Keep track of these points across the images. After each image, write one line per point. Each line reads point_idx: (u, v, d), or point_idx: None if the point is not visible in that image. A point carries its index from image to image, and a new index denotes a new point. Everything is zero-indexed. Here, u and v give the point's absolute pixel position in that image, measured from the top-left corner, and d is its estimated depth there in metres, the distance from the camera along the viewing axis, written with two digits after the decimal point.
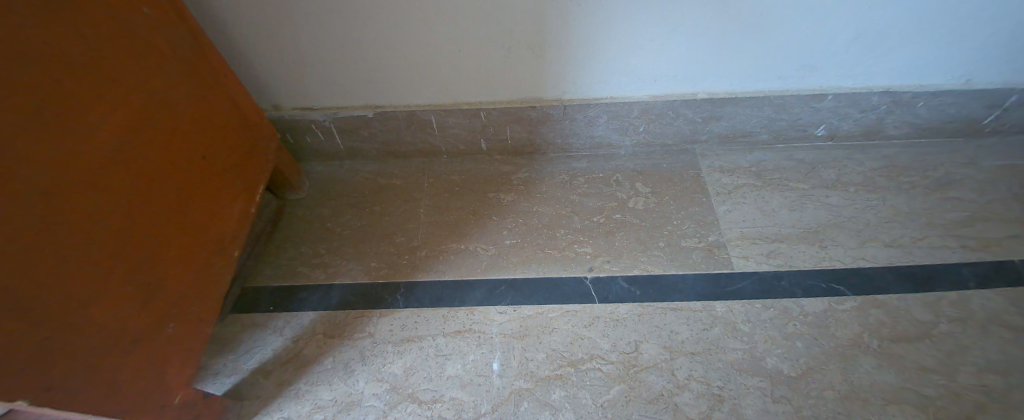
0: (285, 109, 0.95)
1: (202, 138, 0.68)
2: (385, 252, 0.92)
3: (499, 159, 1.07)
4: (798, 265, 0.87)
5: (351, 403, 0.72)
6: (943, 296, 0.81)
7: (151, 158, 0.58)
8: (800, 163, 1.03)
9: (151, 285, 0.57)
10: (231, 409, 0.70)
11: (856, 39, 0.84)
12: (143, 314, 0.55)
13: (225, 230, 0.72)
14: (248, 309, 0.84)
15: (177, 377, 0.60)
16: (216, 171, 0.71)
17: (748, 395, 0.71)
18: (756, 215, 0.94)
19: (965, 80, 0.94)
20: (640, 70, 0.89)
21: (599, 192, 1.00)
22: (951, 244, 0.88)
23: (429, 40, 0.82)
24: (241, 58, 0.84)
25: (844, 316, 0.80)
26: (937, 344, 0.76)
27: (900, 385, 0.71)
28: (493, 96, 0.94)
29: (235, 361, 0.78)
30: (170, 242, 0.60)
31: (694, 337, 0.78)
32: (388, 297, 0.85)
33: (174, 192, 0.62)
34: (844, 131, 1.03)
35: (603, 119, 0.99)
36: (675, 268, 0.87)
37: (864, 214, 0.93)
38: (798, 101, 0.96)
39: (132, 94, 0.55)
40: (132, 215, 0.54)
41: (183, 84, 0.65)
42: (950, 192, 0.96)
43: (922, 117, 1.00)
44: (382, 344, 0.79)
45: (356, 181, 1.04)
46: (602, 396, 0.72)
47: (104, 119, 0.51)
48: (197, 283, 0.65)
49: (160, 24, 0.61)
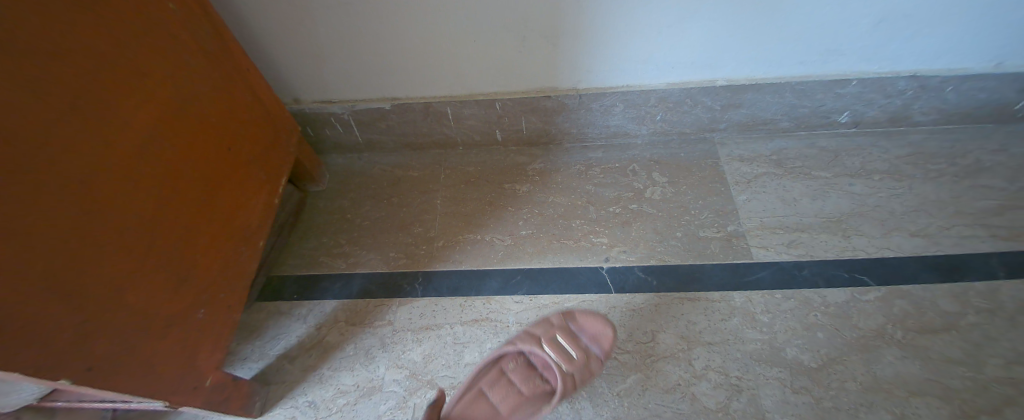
0: (305, 103, 0.96)
1: (227, 130, 0.70)
2: (403, 243, 0.93)
3: (514, 150, 1.08)
4: (820, 255, 0.85)
5: (372, 389, 0.75)
6: (972, 287, 0.79)
7: (178, 150, 0.59)
8: (822, 152, 1.00)
9: (181, 273, 0.59)
10: (259, 392, 0.73)
11: (881, 22, 0.81)
12: (175, 301, 0.58)
13: (249, 220, 0.74)
14: (273, 297, 0.87)
15: (208, 361, 0.63)
16: (241, 163, 0.73)
17: (767, 385, 0.71)
18: (777, 205, 0.93)
19: (996, 63, 0.89)
20: (656, 57, 0.88)
21: (614, 183, 0.99)
22: (980, 233, 0.85)
23: (443, 30, 0.81)
24: (262, 54, 0.86)
25: (868, 307, 0.78)
26: (965, 336, 0.74)
27: (925, 377, 0.70)
28: (508, 86, 0.94)
29: (262, 347, 0.81)
30: (199, 232, 0.63)
31: (712, 327, 0.77)
32: (406, 287, 0.87)
33: (201, 184, 0.63)
34: (869, 117, 1.00)
35: (619, 108, 0.98)
36: (692, 258, 0.87)
37: (889, 203, 0.91)
38: (821, 87, 0.93)
39: (160, 89, 0.57)
40: (162, 206, 0.56)
41: (207, 79, 0.67)
42: (981, 179, 0.92)
43: (952, 102, 0.96)
44: (402, 332, 0.81)
45: (375, 173, 1.06)
46: (618, 385, 0.72)
47: (135, 113, 0.53)
48: (224, 271, 0.68)
49: (185, 20, 0.63)
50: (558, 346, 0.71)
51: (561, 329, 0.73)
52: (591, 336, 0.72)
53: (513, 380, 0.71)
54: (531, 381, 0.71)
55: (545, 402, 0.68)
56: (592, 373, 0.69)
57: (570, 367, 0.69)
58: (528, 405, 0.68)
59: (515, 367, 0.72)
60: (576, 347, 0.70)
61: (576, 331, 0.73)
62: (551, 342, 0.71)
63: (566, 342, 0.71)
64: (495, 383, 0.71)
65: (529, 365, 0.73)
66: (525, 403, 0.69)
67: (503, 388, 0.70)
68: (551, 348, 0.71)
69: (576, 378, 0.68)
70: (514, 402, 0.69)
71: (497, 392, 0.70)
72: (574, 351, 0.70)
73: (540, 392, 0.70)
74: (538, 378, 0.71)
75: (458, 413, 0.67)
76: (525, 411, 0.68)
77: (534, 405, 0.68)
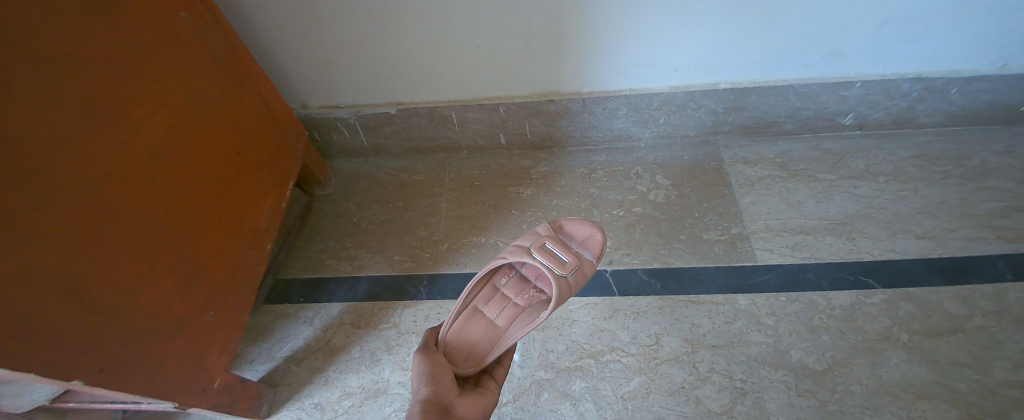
0: (312, 108, 0.98)
1: (236, 135, 0.71)
2: (408, 246, 0.94)
3: (518, 153, 1.08)
4: (825, 258, 0.85)
5: (378, 391, 0.75)
6: (979, 289, 0.78)
7: (188, 154, 0.60)
8: (827, 154, 1.00)
9: (191, 275, 0.60)
10: (267, 394, 0.74)
11: (884, 25, 0.81)
12: (185, 302, 0.59)
13: (257, 223, 0.76)
14: (280, 300, 0.88)
15: (217, 363, 0.64)
16: (250, 167, 0.74)
17: (771, 388, 0.71)
18: (781, 207, 0.93)
19: (1001, 64, 0.89)
20: (659, 61, 0.88)
21: (618, 186, 0.99)
22: (987, 235, 0.85)
23: (447, 36, 0.82)
24: (269, 60, 0.87)
25: (873, 309, 0.78)
26: (971, 338, 0.73)
27: (931, 380, 0.70)
28: (512, 91, 0.94)
29: (269, 349, 0.82)
30: (209, 234, 0.64)
31: (716, 330, 0.77)
32: (411, 289, 0.87)
33: (211, 186, 0.65)
34: (874, 119, 1.00)
35: (622, 111, 0.98)
36: (695, 261, 0.87)
37: (895, 205, 0.90)
38: (824, 89, 0.93)
39: (171, 94, 0.58)
40: (173, 208, 0.57)
41: (217, 84, 0.68)
42: (987, 181, 0.92)
43: (957, 104, 0.96)
44: (407, 335, 0.81)
45: (380, 177, 1.07)
46: (622, 388, 0.72)
47: (147, 118, 0.54)
48: (233, 273, 0.69)
49: (197, 28, 0.64)
50: (547, 253, 0.67)
51: (550, 237, 0.69)
52: (580, 241, 0.71)
53: (508, 294, 0.70)
54: (527, 293, 0.70)
55: (541, 310, 0.68)
56: (586, 274, 0.67)
57: (562, 270, 0.65)
58: (526, 314, 0.68)
59: (509, 281, 0.72)
60: (567, 252, 0.67)
61: (566, 238, 0.71)
62: (540, 250, 0.67)
63: (554, 248, 0.67)
64: (490, 298, 0.70)
65: (522, 279, 0.72)
66: (522, 313, 0.68)
67: (498, 302, 0.69)
68: (540, 254, 0.67)
69: (570, 279, 0.65)
70: (511, 314, 0.69)
71: (494, 306, 0.70)
72: (565, 256, 0.66)
73: (536, 302, 0.69)
74: (534, 288, 0.70)
75: (455, 331, 0.67)
76: (523, 321, 0.68)
77: (531, 313, 0.68)
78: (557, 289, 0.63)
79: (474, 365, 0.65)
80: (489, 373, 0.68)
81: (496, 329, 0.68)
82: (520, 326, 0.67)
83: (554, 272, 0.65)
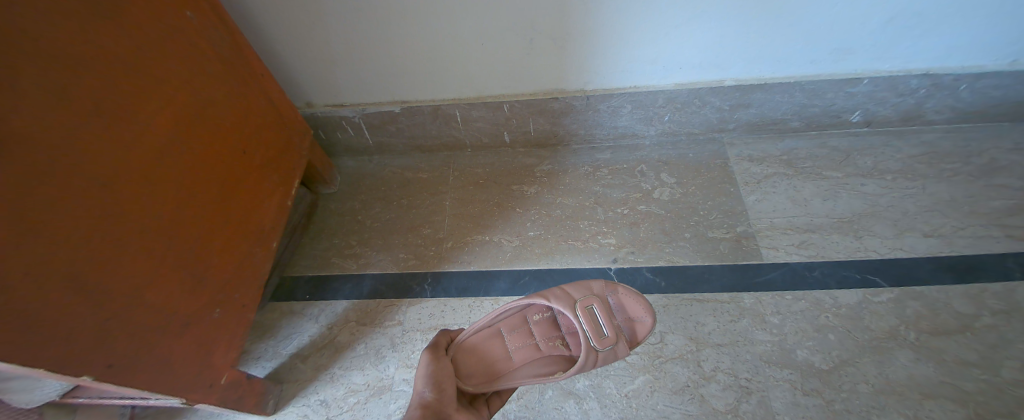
0: (317, 106, 0.98)
1: (241, 133, 0.71)
2: (413, 244, 0.94)
3: (522, 151, 1.08)
4: (831, 256, 0.84)
5: (382, 388, 0.76)
6: (988, 288, 0.78)
7: (194, 154, 0.61)
8: (834, 151, 0.99)
9: (198, 273, 0.60)
10: (272, 391, 0.74)
11: (892, 19, 0.80)
12: (192, 300, 0.59)
13: (262, 221, 0.76)
14: (286, 297, 0.89)
15: (223, 359, 0.64)
16: (255, 165, 0.75)
17: (776, 387, 0.70)
18: (787, 205, 0.92)
19: (1012, 60, 0.88)
20: (664, 58, 0.88)
21: (623, 184, 0.99)
22: (996, 233, 0.84)
23: (451, 34, 0.82)
24: (274, 60, 0.87)
25: (880, 308, 0.77)
26: (980, 338, 0.73)
27: (939, 379, 0.69)
28: (516, 89, 0.94)
29: (275, 347, 0.82)
30: (216, 233, 0.64)
31: (721, 328, 0.77)
32: (415, 287, 0.88)
33: (217, 186, 0.65)
34: (881, 116, 0.99)
35: (626, 109, 0.98)
36: (700, 259, 0.86)
37: (902, 203, 0.89)
38: (831, 86, 0.92)
39: (177, 95, 0.58)
40: (180, 208, 0.58)
41: (223, 84, 0.68)
42: (996, 178, 0.91)
43: (967, 101, 0.94)
44: (411, 332, 0.82)
45: (385, 176, 1.07)
46: (626, 386, 0.72)
47: (154, 119, 0.54)
48: (239, 271, 0.69)
49: (202, 27, 0.64)
50: (592, 316, 0.66)
51: (600, 300, 0.68)
52: (628, 317, 0.70)
53: (534, 332, 0.71)
54: (552, 340, 0.70)
55: (558, 366, 0.68)
56: (618, 355, 0.65)
57: (598, 343, 0.64)
58: (542, 360, 0.69)
59: (541, 320, 0.72)
60: (610, 326, 0.66)
61: (615, 308, 0.70)
62: (585, 309, 0.66)
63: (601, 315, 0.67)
64: (517, 327, 0.71)
65: (554, 323, 0.72)
66: (539, 358, 0.69)
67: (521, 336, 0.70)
68: (583, 314, 0.66)
69: (601, 354, 0.64)
70: (528, 354, 0.69)
71: (516, 337, 0.71)
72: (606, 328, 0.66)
73: (557, 354, 0.69)
74: (561, 339, 0.70)
75: (470, 343, 0.69)
76: (537, 365, 0.68)
77: (547, 362, 0.68)
78: (585, 359, 0.63)
79: (477, 387, 0.65)
80: (485, 396, 0.68)
81: (510, 360, 0.69)
82: (530, 372, 0.68)
83: (591, 341, 0.64)
